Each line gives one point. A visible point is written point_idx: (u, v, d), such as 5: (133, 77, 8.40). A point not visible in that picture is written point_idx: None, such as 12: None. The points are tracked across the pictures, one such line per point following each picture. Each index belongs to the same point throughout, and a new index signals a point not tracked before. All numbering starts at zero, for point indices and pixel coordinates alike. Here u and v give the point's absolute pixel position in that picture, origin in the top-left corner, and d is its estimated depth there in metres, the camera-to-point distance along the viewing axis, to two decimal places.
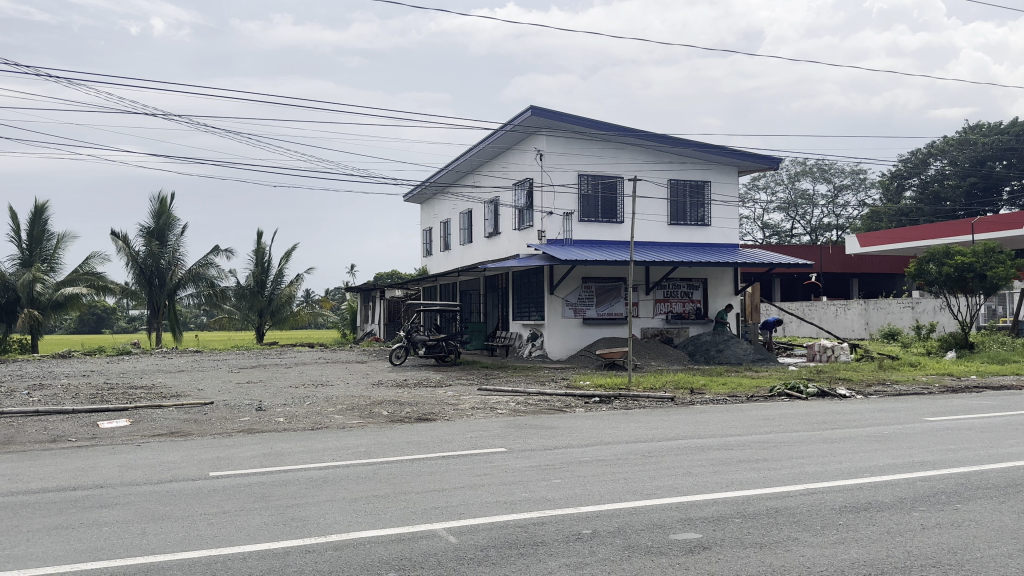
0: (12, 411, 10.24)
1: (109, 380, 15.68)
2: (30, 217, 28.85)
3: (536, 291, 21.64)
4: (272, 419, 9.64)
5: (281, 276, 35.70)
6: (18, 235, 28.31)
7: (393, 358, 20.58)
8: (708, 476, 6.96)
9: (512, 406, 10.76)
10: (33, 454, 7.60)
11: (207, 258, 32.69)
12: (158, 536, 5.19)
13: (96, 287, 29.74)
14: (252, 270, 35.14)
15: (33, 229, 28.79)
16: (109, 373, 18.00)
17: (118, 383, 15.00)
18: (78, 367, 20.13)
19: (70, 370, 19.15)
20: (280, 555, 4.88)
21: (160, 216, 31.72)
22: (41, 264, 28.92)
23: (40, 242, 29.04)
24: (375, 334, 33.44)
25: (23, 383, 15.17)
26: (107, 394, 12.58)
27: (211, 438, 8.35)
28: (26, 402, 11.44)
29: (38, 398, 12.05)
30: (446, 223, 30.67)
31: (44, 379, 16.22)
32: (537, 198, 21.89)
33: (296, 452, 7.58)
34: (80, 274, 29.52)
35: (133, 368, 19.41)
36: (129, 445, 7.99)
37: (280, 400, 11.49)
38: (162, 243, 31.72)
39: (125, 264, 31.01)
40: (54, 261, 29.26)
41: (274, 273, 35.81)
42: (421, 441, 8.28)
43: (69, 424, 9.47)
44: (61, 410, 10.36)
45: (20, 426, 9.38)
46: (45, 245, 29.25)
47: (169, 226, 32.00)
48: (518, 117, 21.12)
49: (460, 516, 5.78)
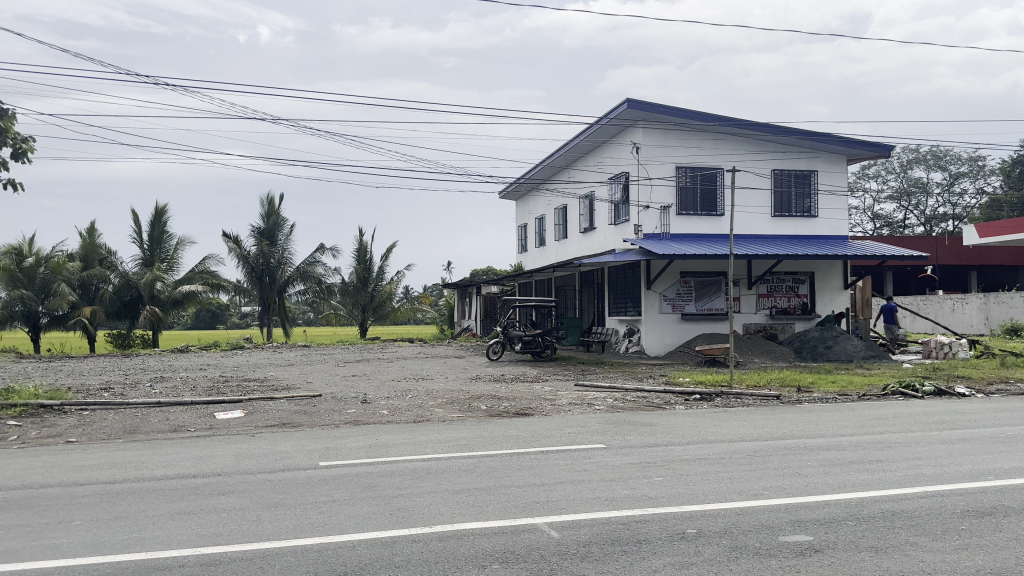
0: (136, 403, 10.91)
1: (225, 373, 16.51)
2: (151, 220, 30.69)
3: (633, 286, 21.40)
4: (376, 412, 9.89)
5: (383, 274, 36.66)
6: (141, 238, 30.19)
7: (490, 354, 20.80)
8: (817, 477, 6.69)
9: (610, 402, 10.66)
10: (158, 443, 8.07)
11: (313, 256, 33.90)
12: (273, 523, 5.41)
13: (211, 285, 31.34)
14: (355, 268, 36.25)
15: (154, 232, 30.62)
16: (225, 366, 18.98)
17: (233, 376, 15.79)
18: (197, 361, 21.32)
19: (189, 364, 20.30)
20: (388, 544, 5.00)
21: (270, 217, 33.18)
22: (161, 264, 30.71)
23: (160, 243, 30.86)
24: (472, 329, 33.88)
25: (147, 376, 16.15)
26: (223, 386, 13.23)
27: (318, 429, 8.64)
28: (151, 394, 12.17)
29: (161, 390, 12.80)
30: (541, 219, 30.75)
31: (166, 372, 17.26)
32: (634, 192, 21.63)
33: (399, 444, 7.74)
34: (196, 273, 31.16)
35: (246, 362, 20.36)
36: (242, 435, 8.37)
37: (383, 393, 11.78)
38: (271, 243, 33.16)
39: (237, 263, 32.57)
40: (173, 261, 31.01)
41: (377, 271, 36.81)
42: (519, 436, 8.31)
43: (189, 414, 10.00)
44: (181, 402, 10.97)
45: (144, 416, 9.97)
46: (165, 247, 31.06)
47: (278, 227, 33.42)
48: (614, 110, 20.92)
49: (562, 511, 5.76)
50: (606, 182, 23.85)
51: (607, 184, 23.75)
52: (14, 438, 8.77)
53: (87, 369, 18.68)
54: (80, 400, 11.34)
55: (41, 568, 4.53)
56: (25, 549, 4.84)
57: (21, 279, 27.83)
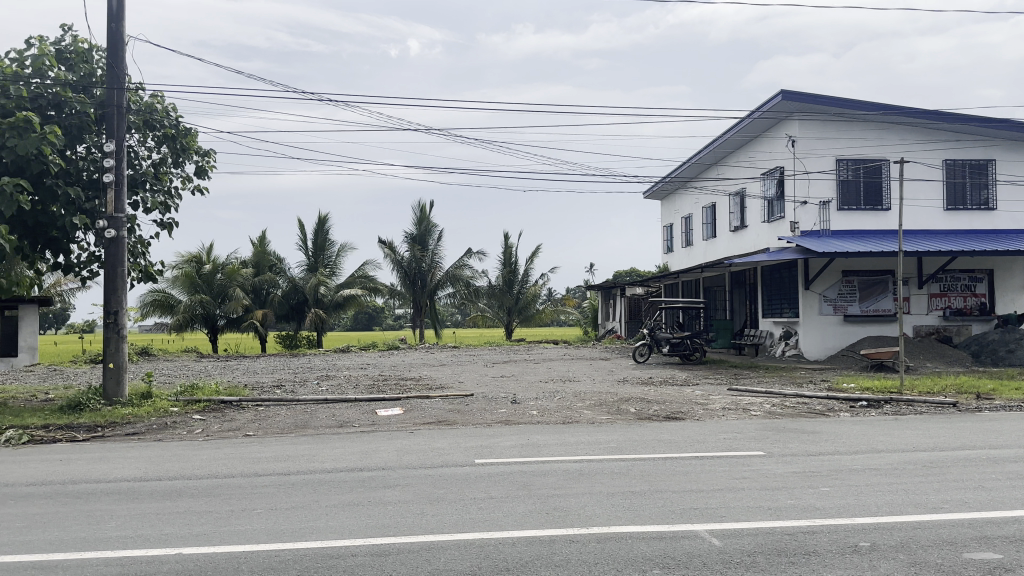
0: (305, 399, 11.65)
1: (382, 372, 17.31)
2: (315, 229, 32.65)
3: (789, 286, 20.52)
4: (527, 412, 10.02)
5: (528, 276, 37.13)
6: (307, 245, 32.19)
7: (637, 356, 20.57)
8: (1006, 492, 6.12)
9: (767, 408, 10.25)
10: (326, 437, 8.56)
11: (462, 260, 34.83)
12: (435, 517, 5.58)
13: (369, 289, 32.91)
14: (501, 271, 36.94)
15: (317, 239, 32.57)
16: (381, 366, 19.95)
17: (389, 375, 16.52)
18: (357, 360, 22.52)
19: (348, 363, 21.43)
20: (547, 543, 5.04)
21: (421, 223, 34.37)
22: (325, 269, 32.57)
23: (323, 250, 32.76)
24: (617, 331, 33.68)
25: (313, 375, 17.20)
26: (381, 385, 13.87)
27: (473, 428, 8.86)
28: (318, 391, 12.95)
29: (325, 388, 13.59)
30: (688, 218, 30.13)
31: (329, 370, 18.32)
32: (789, 187, 20.73)
33: (551, 444, 7.80)
34: (355, 278, 32.80)
35: (401, 362, 21.25)
36: (402, 432, 8.72)
37: (532, 394, 11.92)
38: (422, 248, 34.35)
39: (391, 267, 34.02)
40: (335, 266, 32.79)
41: (522, 274, 37.32)
42: (673, 440, 8.15)
43: (352, 411, 10.54)
44: (344, 398, 11.58)
45: (313, 411, 10.61)
46: (327, 254, 32.93)
47: (429, 233, 34.55)
48: (767, 103, 20.17)
49: (722, 518, 5.59)
50: (758, 178, 23.05)
51: (759, 180, 22.93)
52: (200, 430, 9.59)
53: (260, 367, 20.17)
54: (256, 396, 12.24)
55: (228, 552, 4.77)
56: (214, 532, 5.15)
57: (203, 285, 30.31)
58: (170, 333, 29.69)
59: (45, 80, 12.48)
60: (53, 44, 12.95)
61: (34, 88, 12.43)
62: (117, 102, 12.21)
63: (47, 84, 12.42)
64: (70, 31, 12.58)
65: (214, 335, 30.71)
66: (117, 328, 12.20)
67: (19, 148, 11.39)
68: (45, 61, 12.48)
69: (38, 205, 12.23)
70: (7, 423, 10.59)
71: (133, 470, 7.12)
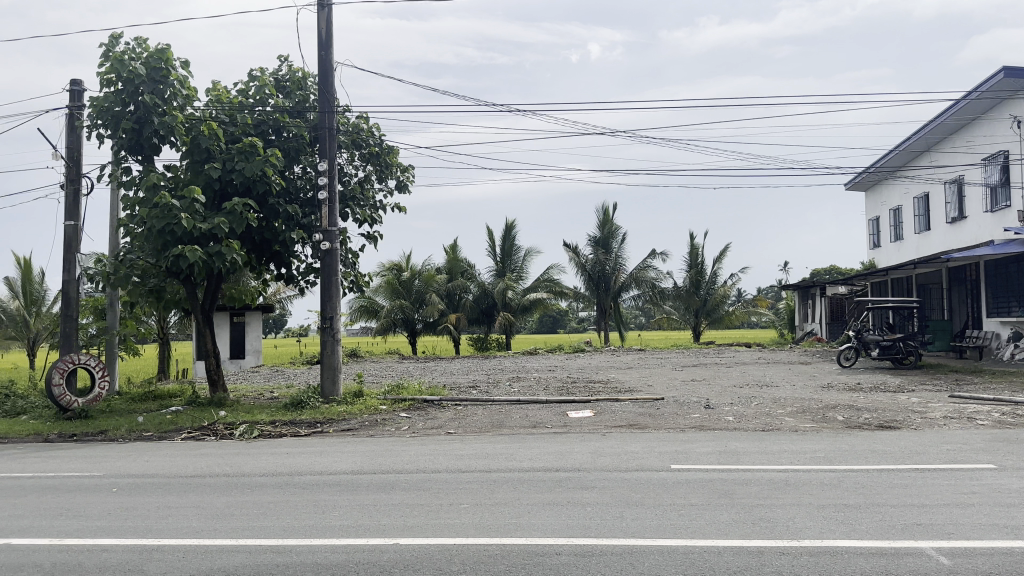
0: (500, 400, 12.05)
1: (572, 375, 17.54)
2: (502, 234, 33.69)
3: (1019, 283, 18.50)
4: (722, 418, 9.73)
5: (716, 277, 36.07)
6: (495, 251, 33.30)
7: (842, 360, 19.38)
8: None
9: (999, 418, 9.25)
10: (522, 437, 8.80)
11: (646, 261, 34.44)
12: (636, 521, 5.54)
13: (555, 292, 33.45)
14: (688, 272, 36.18)
15: (505, 244, 33.59)
16: (570, 368, 20.25)
17: (579, 377, 16.69)
18: (546, 363, 23.01)
19: (538, 365, 21.93)
20: (755, 553, 4.84)
21: (605, 225, 34.32)
22: (512, 274, 33.53)
23: (510, 255, 33.73)
24: (817, 333, 31.90)
25: (506, 376, 17.77)
26: (572, 387, 14.06)
27: (667, 433, 8.75)
28: (512, 392, 13.38)
29: (518, 389, 13.96)
30: (896, 210, 27.93)
31: (520, 373, 18.85)
32: (1016, 172, 18.70)
33: (751, 452, 7.52)
34: (541, 281, 33.44)
35: (589, 364, 21.46)
36: (595, 434, 8.77)
37: (727, 399, 11.55)
38: (606, 251, 34.30)
39: (576, 271, 34.34)
40: (521, 271, 33.65)
41: (709, 274, 36.31)
42: (887, 451, 7.57)
43: (546, 413, 10.74)
44: (537, 400, 11.83)
45: (508, 412, 10.94)
46: (514, 258, 33.87)
47: (612, 235, 34.42)
48: (986, 81, 18.32)
49: (950, 536, 5.10)
50: (978, 164, 20.97)
51: (979, 166, 20.85)
52: (407, 427, 10.22)
53: (455, 369, 21.13)
54: (454, 396, 12.83)
55: (441, 545, 4.97)
56: (427, 526, 5.40)
57: (403, 290, 32.04)
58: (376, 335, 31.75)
59: (268, 109, 13.89)
60: (273, 75, 14.36)
61: (257, 116, 13.84)
62: (328, 124, 13.28)
63: (269, 112, 13.83)
64: (287, 62, 13.89)
65: (413, 338, 32.47)
66: (332, 333, 13.19)
67: (248, 171, 12.75)
68: (266, 91, 13.87)
69: (264, 222, 13.63)
70: (243, 418, 11.81)
71: (350, 463, 7.71)
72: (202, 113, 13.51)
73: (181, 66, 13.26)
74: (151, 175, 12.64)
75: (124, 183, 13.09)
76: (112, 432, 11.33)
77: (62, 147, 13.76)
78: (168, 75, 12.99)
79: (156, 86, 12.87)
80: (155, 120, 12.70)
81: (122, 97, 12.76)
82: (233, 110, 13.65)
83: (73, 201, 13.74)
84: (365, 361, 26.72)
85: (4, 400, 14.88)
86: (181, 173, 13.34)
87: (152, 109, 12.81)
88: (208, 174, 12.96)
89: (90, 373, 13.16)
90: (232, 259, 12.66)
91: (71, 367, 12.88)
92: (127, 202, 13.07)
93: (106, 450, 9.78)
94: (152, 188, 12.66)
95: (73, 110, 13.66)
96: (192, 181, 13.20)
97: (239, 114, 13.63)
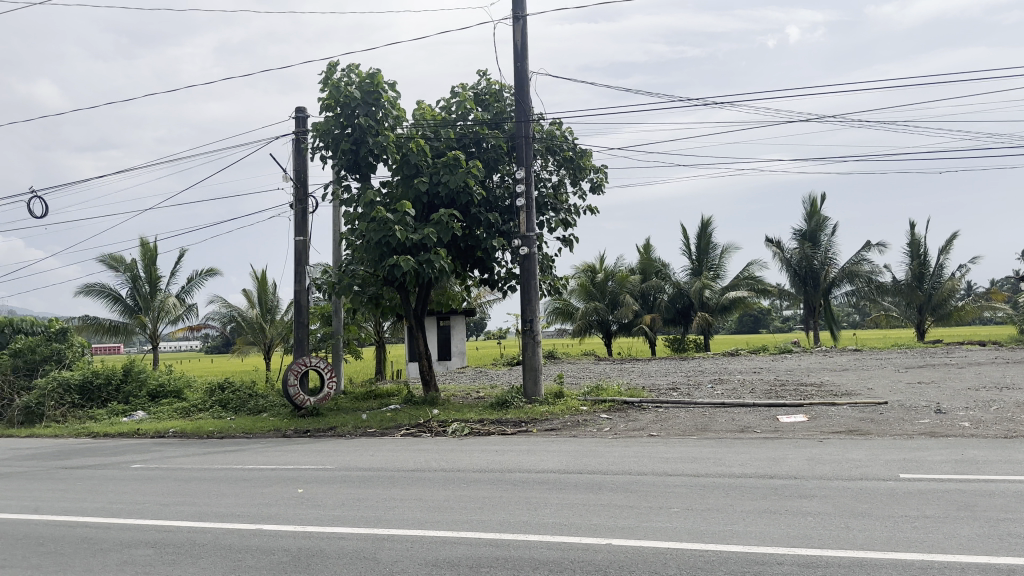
0: (703, 402, 11.73)
1: (779, 377, 16.68)
2: (698, 232, 32.80)
3: None
4: (958, 424, 8.80)
5: (941, 269, 32.78)
6: (691, 249, 32.51)
7: None
8: None
9: None
10: (730, 442, 8.50)
11: (859, 255, 31.97)
12: (863, 532, 5.14)
13: (756, 290, 32.05)
14: (908, 264, 33.18)
15: (701, 242, 32.68)
16: (776, 370, 19.31)
17: (786, 380, 15.84)
18: (749, 364, 22.08)
19: (740, 367, 21.10)
20: (1007, 572, 4.32)
21: (812, 218, 32.21)
22: (709, 272, 32.60)
23: (707, 252, 32.76)
24: None
25: (707, 378, 17.28)
26: (780, 390, 13.37)
27: (893, 439, 8.06)
28: (715, 395, 12.96)
29: (722, 392, 13.49)
30: None
31: (722, 374, 18.24)
32: None
33: (997, 462, 6.72)
34: (741, 280, 32.19)
35: (797, 366, 20.31)
36: (810, 440, 8.27)
37: (961, 403, 10.44)
38: (814, 244, 32.19)
39: (780, 267, 32.62)
40: (719, 269, 32.62)
41: (934, 266, 33.06)
42: None
43: (753, 416, 10.30)
44: (743, 402, 11.37)
45: (712, 415, 10.62)
46: (711, 256, 32.86)
47: (820, 227, 32.23)
48: None
49: None
50: None
51: None
52: (609, 429, 10.23)
53: (654, 370, 20.86)
54: (655, 398, 12.66)
55: (655, 548, 4.89)
56: (638, 528, 5.35)
57: (598, 292, 32.12)
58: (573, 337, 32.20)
59: (468, 122, 14.56)
60: (472, 90, 15.01)
61: (459, 130, 14.55)
62: (525, 133, 13.66)
63: (470, 125, 14.50)
64: (485, 76, 14.50)
65: (609, 340, 32.49)
66: (533, 335, 13.51)
67: (453, 183, 13.46)
68: (466, 105, 14.54)
69: (467, 230, 14.34)
70: (454, 416, 12.43)
71: (556, 462, 7.83)
72: (410, 130, 14.44)
73: (390, 88, 14.26)
74: (367, 191, 13.70)
75: (344, 199, 14.30)
76: (339, 428, 12.37)
77: (291, 169, 15.26)
78: (379, 97, 14.01)
79: (370, 109, 13.91)
80: (369, 141, 13.74)
81: (340, 121, 13.92)
82: (437, 126, 14.44)
83: (302, 218, 15.18)
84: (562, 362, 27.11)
85: (249, 398, 16.74)
86: (393, 188, 14.34)
87: (366, 130, 13.87)
88: (417, 188, 13.83)
89: (319, 374, 14.49)
90: (440, 266, 13.43)
91: (304, 369, 14.23)
92: (347, 217, 14.25)
93: (335, 445, 10.70)
94: (368, 204, 13.73)
95: (300, 136, 15.11)
96: (403, 195, 14.14)
97: (443, 129, 14.40)
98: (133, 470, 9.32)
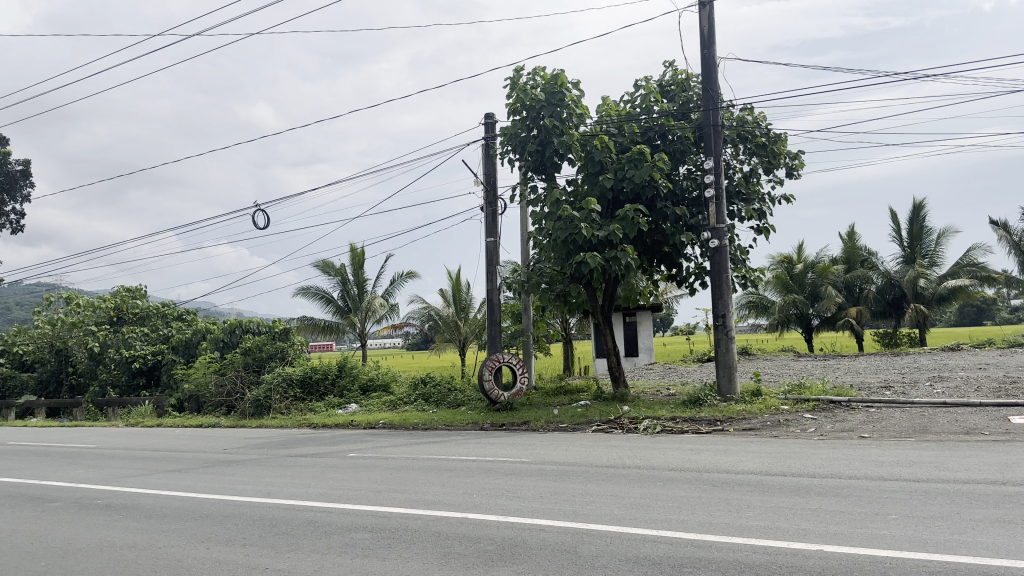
0: (920, 401, 10.77)
1: (1011, 373, 14.92)
2: (909, 216, 30.15)
3: None
4: None
5: None
6: (900, 235, 29.97)
7: None
8: None
9: None
10: (955, 445, 7.74)
11: None
12: None
13: (980, 278, 28.96)
14: None
15: (913, 227, 30.01)
16: (1008, 365, 17.29)
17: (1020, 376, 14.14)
18: (973, 359, 19.96)
19: (963, 362, 19.11)
20: None
21: None
22: (922, 259, 29.89)
23: (919, 238, 30.02)
24: None
25: (924, 375, 15.83)
26: (1013, 388, 11.96)
27: None
28: (933, 394, 11.84)
29: (942, 390, 12.30)
30: None
31: (942, 370, 16.64)
32: None
33: None
34: (962, 267, 29.29)
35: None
36: None
37: None
38: None
39: (1008, 251, 29.19)
40: (935, 255, 29.84)
41: None
42: None
43: (981, 417, 9.31)
44: (968, 402, 10.30)
45: (931, 415, 9.73)
46: (924, 242, 30.08)
47: None
48: None
49: None
50: None
51: None
52: (813, 429, 9.69)
53: (861, 367, 19.44)
54: (863, 397, 11.80)
55: (871, 556, 4.57)
56: (852, 535, 5.02)
57: (796, 284, 30.46)
58: (768, 332, 30.81)
59: (653, 115, 14.38)
60: (657, 82, 14.79)
61: (644, 124, 14.40)
62: (713, 122, 13.23)
63: (655, 118, 14.31)
64: (671, 67, 14.24)
65: (808, 334, 30.72)
66: (726, 330, 13.12)
67: (638, 177, 13.37)
68: (651, 98, 14.35)
69: (654, 225, 14.17)
70: (646, 413, 12.35)
71: (757, 463, 7.54)
72: (594, 127, 14.51)
73: (574, 87, 14.41)
74: (554, 191, 13.93)
75: (532, 200, 14.64)
76: (533, 423, 12.69)
77: (481, 174, 15.86)
78: (564, 97, 14.22)
79: (555, 109, 14.13)
80: (555, 141, 13.97)
81: (526, 123, 14.27)
82: (622, 122, 14.39)
83: (492, 220, 15.74)
84: (759, 359, 25.98)
85: (449, 393, 17.64)
86: (579, 186, 14.49)
87: (552, 131, 14.11)
88: (602, 184, 13.87)
89: (512, 370, 14.99)
90: (627, 263, 13.36)
91: (498, 364, 14.81)
92: (535, 216, 14.57)
93: (530, 439, 10.99)
94: (555, 203, 13.96)
95: (489, 140, 15.67)
96: (588, 192, 14.24)
97: (628, 124, 14.32)
98: (350, 458, 10.15)
